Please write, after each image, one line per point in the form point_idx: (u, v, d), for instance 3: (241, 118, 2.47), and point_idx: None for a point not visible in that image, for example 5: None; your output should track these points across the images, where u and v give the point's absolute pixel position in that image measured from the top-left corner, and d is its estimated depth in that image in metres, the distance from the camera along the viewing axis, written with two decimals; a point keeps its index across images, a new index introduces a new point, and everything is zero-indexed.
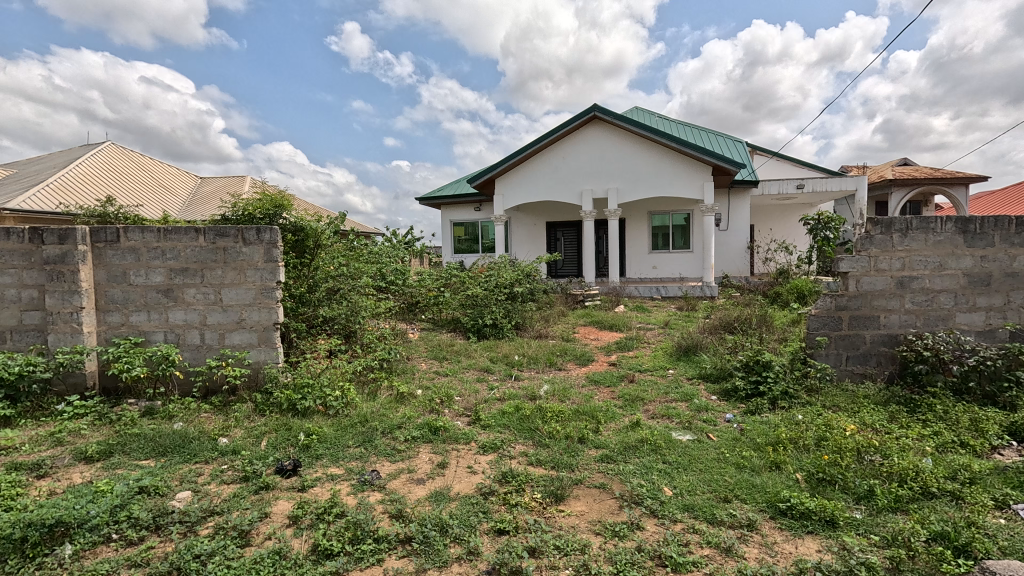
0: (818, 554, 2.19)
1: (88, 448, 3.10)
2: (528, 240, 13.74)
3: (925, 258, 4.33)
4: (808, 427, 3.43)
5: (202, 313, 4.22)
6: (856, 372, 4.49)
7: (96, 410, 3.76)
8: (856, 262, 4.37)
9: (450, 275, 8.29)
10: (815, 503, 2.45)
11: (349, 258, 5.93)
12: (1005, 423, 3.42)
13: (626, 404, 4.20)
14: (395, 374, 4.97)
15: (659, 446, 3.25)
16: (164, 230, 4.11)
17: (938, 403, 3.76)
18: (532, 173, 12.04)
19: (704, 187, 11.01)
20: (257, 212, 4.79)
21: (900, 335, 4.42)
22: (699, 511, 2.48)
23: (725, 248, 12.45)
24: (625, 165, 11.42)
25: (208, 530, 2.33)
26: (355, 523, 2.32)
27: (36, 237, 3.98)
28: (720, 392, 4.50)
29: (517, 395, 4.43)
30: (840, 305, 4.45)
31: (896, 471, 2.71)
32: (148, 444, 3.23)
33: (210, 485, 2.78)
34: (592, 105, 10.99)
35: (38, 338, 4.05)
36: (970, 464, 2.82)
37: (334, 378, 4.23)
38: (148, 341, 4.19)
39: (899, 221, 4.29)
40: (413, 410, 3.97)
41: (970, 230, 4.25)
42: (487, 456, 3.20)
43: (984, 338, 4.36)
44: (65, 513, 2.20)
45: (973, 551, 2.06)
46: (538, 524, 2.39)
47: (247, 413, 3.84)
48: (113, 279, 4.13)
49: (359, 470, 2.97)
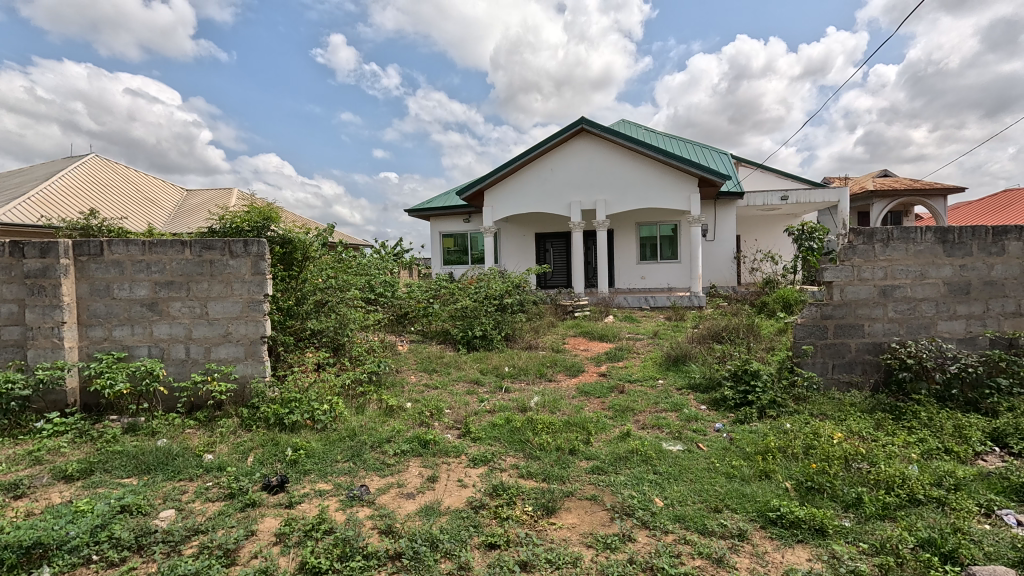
0: (808, 563, 2.21)
1: (69, 466, 3.02)
2: (518, 251, 13.85)
3: (907, 268, 4.43)
4: (796, 436, 3.45)
5: (188, 327, 4.16)
6: (843, 380, 4.57)
7: (78, 426, 3.67)
8: (839, 272, 4.48)
9: (440, 287, 8.23)
10: (805, 511, 2.45)
11: (338, 271, 5.87)
12: (987, 428, 3.48)
13: (617, 416, 4.21)
14: (384, 387, 4.93)
15: (649, 456, 3.26)
16: (150, 243, 4.06)
17: (922, 410, 3.83)
18: (521, 185, 12.12)
19: (690, 198, 11.19)
20: (245, 224, 4.77)
21: (884, 343, 4.51)
22: (691, 522, 2.49)
23: (713, 259, 12.60)
24: (613, 177, 11.56)
25: (192, 549, 2.28)
26: (343, 540, 2.26)
27: (17, 250, 3.91)
28: (709, 401, 4.54)
29: (507, 406, 4.43)
30: (825, 314, 4.54)
31: (882, 479, 2.74)
32: (131, 461, 3.16)
33: (195, 503, 2.71)
34: (580, 118, 11.16)
35: (17, 353, 3.95)
36: (955, 471, 2.86)
37: (322, 392, 4.18)
38: (132, 356, 4.11)
39: (880, 231, 4.41)
40: (403, 424, 3.94)
41: (949, 240, 4.40)
42: (478, 469, 3.18)
43: (966, 346, 4.46)
44: (43, 534, 2.14)
45: (959, 557, 2.11)
46: (529, 537, 2.37)
47: (233, 428, 3.77)
48: (96, 293, 4.05)
49: (348, 485, 2.93)
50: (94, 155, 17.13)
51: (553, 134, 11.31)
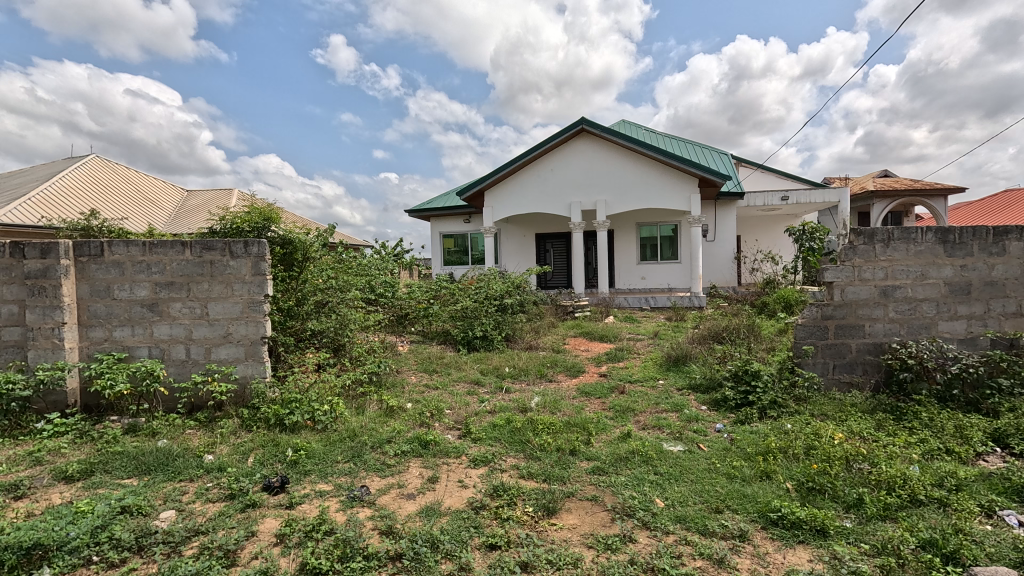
0: (809, 564, 2.20)
1: (69, 467, 3.02)
2: (518, 251, 13.86)
3: (907, 268, 4.43)
4: (797, 436, 3.45)
5: (188, 328, 4.16)
6: (843, 381, 4.57)
7: (78, 427, 3.67)
8: (840, 272, 4.48)
9: (440, 287, 8.23)
10: (806, 512, 2.44)
11: (338, 271, 5.87)
12: (989, 429, 3.47)
13: (617, 416, 4.21)
14: (385, 387, 4.92)
15: (650, 457, 3.25)
16: (150, 243, 4.06)
17: (923, 411, 3.82)
18: (521, 185, 12.12)
19: (690, 199, 11.19)
20: (246, 225, 4.77)
21: (885, 344, 4.50)
22: (692, 522, 2.48)
23: (713, 259, 12.60)
24: (613, 177, 11.56)
25: (193, 550, 2.27)
26: (343, 541, 2.26)
27: (17, 251, 3.90)
28: (710, 401, 4.53)
29: (508, 407, 4.42)
30: (825, 314, 4.54)
31: (884, 479, 2.73)
32: (131, 462, 3.16)
33: (195, 504, 2.71)
34: (580, 118, 11.16)
35: (17, 354, 3.95)
36: (956, 471, 2.85)
37: (322, 393, 4.18)
38: (132, 356, 4.11)
39: (880, 232, 4.41)
40: (404, 424, 3.93)
41: (949, 240, 4.39)
42: (479, 470, 3.18)
43: (967, 346, 4.45)
44: (44, 535, 2.14)
45: (961, 558, 2.11)
46: (529, 538, 2.37)
47: (233, 429, 3.77)
48: (96, 294, 4.05)
49: (348, 485, 2.93)
50: (95, 155, 17.14)
51: (553, 134, 11.31)
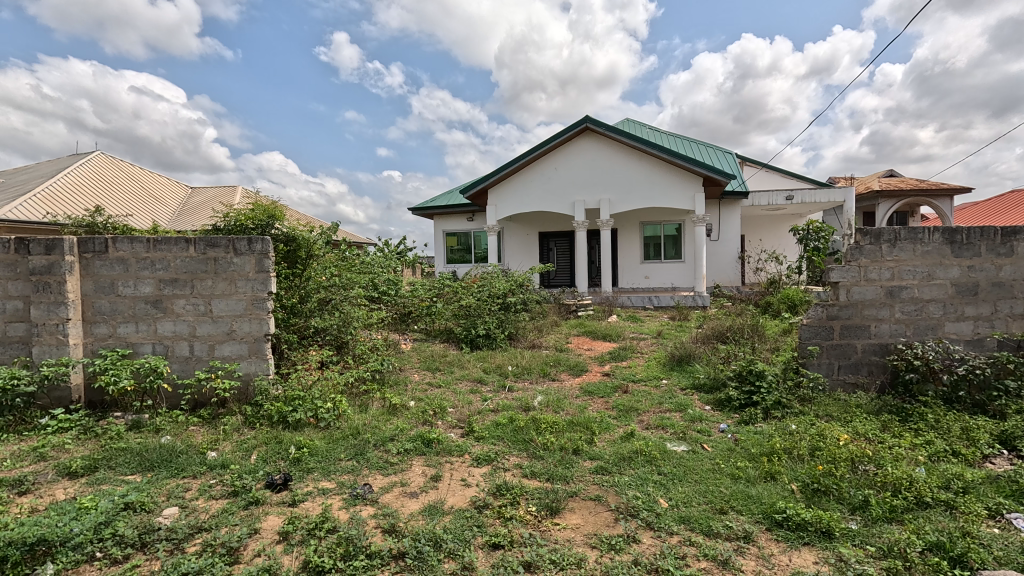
0: (814, 566, 2.18)
1: (73, 463, 3.02)
2: (521, 250, 13.83)
3: (914, 268, 4.39)
4: (802, 437, 3.43)
5: (192, 325, 4.17)
6: (848, 381, 4.54)
7: (82, 423, 3.68)
8: (845, 272, 4.44)
9: (443, 285, 8.20)
10: (812, 514, 2.43)
11: (341, 269, 5.86)
12: (996, 431, 3.45)
13: (620, 415, 4.19)
14: (387, 385, 4.93)
15: (653, 457, 3.23)
16: (154, 240, 4.06)
17: (929, 412, 3.79)
18: (525, 184, 12.09)
19: (695, 198, 11.12)
20: (250, 223, 4.79)
21: (891, 344, 4.47)
22: (696, 524, 2.46)
23: (718, 259, 12.55)
24: (617, 176, 11.52)
25: (196, 547, 2.27)
26: (346, 539, 2.25)
27: (22, 247, 3.92)
28: (714, 401, 4.51)
29: (511, 406, 4.40)
30: (831, 314, 4.50)
31: (890, 481, 2.71)
32: (135, 459, 3.16)
33: (198, 501, 2.72)
34: (585, 117, 11.13)
35: (23, 350, 3.97)
36: (963, 473, 2.83)
37: (326, 391, 4.19)
38: (136, 353, 4.12)
39: (887, 232, 4.37)
40: (406, 422, 3.93)
41: (957, 240, 4.35)
42: (482, 468, 3.18)
43: (973, 347, 4.41)
44: (47, 531, 2.13)
45: (968, 562, 2.08)
46: (533, 538, 2.35)
47: (237, 426, 3.78)
48: (100, 291, 4.06)
49: (351, 483, 2.93)
50: (99, 152, 17.20)
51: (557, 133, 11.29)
